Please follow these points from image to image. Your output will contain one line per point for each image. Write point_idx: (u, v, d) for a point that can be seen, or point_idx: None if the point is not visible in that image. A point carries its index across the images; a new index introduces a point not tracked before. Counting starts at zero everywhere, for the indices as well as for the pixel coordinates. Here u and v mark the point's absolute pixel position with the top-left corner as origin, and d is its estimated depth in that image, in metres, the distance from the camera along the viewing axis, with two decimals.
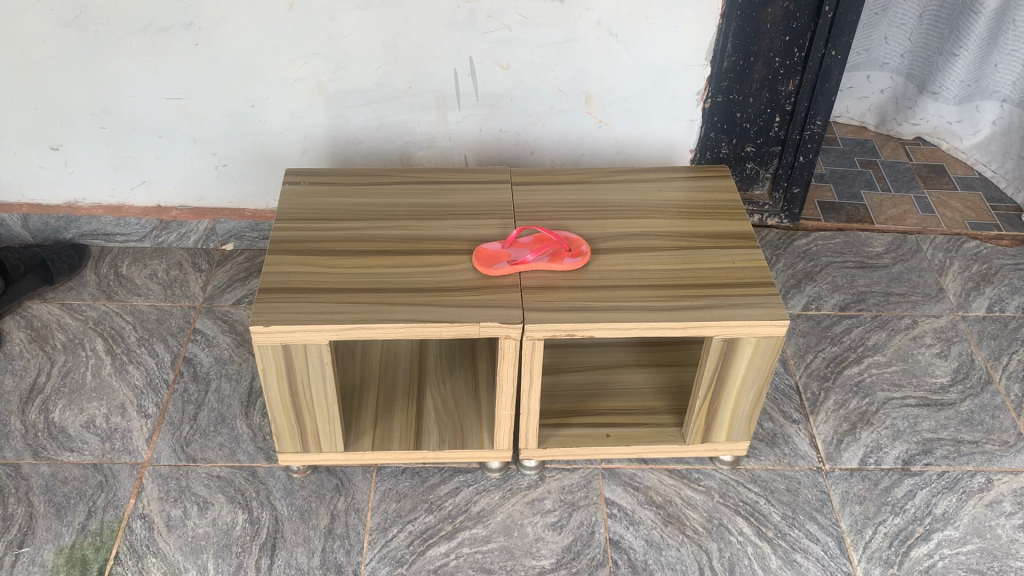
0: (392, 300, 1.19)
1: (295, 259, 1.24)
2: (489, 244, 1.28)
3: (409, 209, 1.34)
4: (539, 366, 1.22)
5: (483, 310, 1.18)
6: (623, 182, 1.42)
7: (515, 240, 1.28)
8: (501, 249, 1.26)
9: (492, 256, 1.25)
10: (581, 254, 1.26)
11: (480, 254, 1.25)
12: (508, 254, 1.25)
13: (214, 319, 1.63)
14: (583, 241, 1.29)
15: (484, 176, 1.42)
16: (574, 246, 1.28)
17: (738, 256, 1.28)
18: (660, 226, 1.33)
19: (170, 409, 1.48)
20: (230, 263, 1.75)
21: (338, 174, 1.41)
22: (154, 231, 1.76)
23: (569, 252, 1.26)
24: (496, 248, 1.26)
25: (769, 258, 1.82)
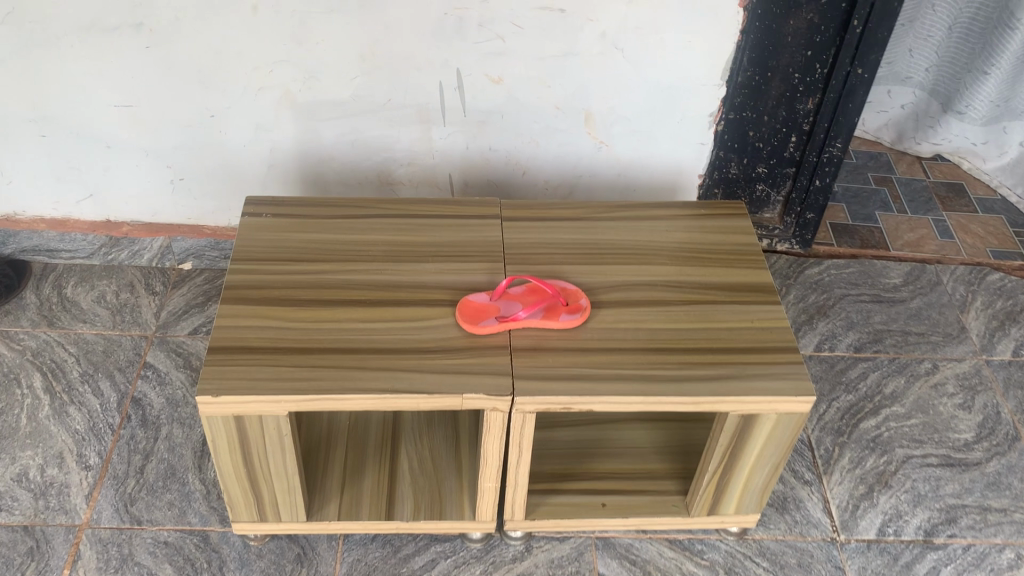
0: (362, 365, 1.03)
1: (252, 311, 1.08)
2: (475, 293, 1.12)
3: (384, 248, 1.18)
4: (530, 439, 1.07)
5: (466, 378, 1.03)
6: (626, 218, 1.26)
7: (505, 290, 1.12)
8: (488, 301, 1.11)
9: (477, 310, 1.10)
10: (580, 309, 1.11)
11: (464, 306, 1.10)
12: (496, 308, 1.10)
13: (167, 352, 1.47)
14: (582, 293, 1.14)
15: (470, 209, 1.26)
16: (572, 298, 1.12)
17: (756, 314, 1.13)
18: (668, 275, 1.18)
19: (115, 460, 1.32)
20: (188, 285, 1.58)
21: (304, 203, 1.25)
22: (103, 246, 1.58)
23: (566, 307, 1.11)
24: (483, 299, 1.11)
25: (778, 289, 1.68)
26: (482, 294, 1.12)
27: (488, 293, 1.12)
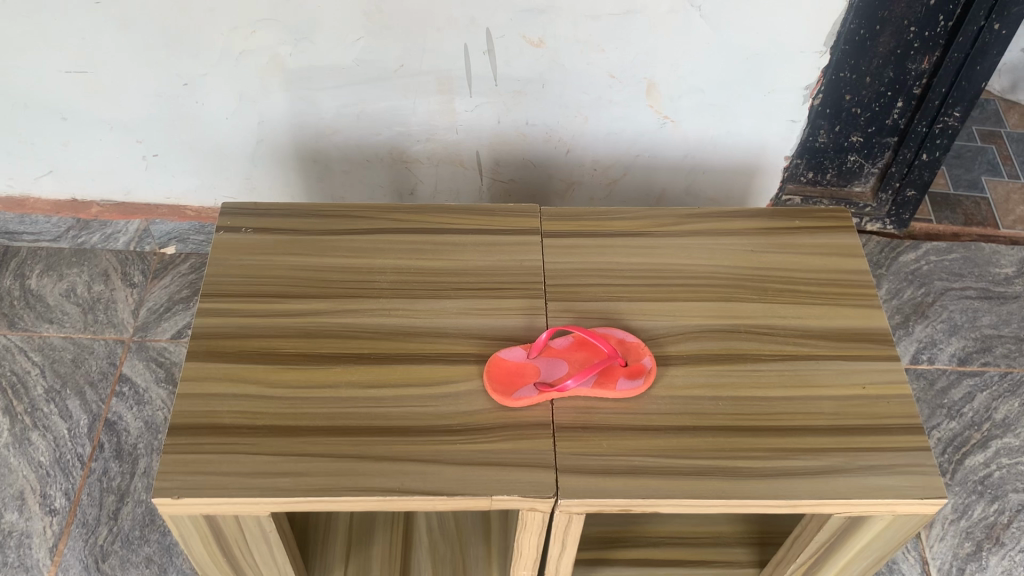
0: (364, 454, 0.81)
1: (225, 373, 0.86)
2: (506, 346, 0.88)
3: (394, 279, 0.94)
4: (576, 536, 0.85)
5: (496, 473, 0.80)
6: (700, 232, 1.00)
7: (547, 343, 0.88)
8: (523, 360, 0.87)
9: (509, 373, 0.86)
10: (643, 373, 0.86)
11: (492, 366, 0.86)
12: (534, 370, 0.86)
13: (146, 361, 1.26)
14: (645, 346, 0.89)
15: (502, 220, 1.00)
16: (632, 356, 0.88)
17: (868, 377, 0.88)
18: (754, 316, 0.92)
19: (83, 502, 1.13)
20: (171, 275, 1.36)
21: (295, 213, 1.00)
22: (71, 230, 1.36)
23: (624, 369, 0.87)
24: (517, 356, 0.87)
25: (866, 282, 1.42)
26: (516, 350, 0.87)
27: (524, 349, 0.88)
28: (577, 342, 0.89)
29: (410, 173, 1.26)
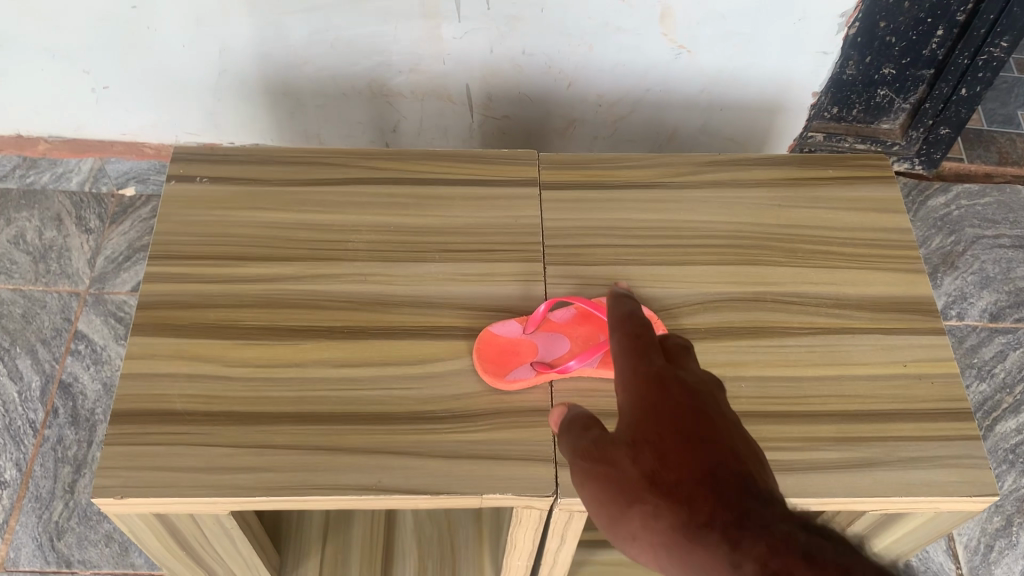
0: (336, 445, 0.70)
1: (178, 349, 0.75)
2: (500, 319, 0.77)
3: (373, 239, 0.82)
4: (577, 532, 0.76)
5: (487, 468, 0.70)
6: (720, 183, 0.88)
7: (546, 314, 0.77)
8: (519, 337, 0.76)
9: (502, 352, 0.75)
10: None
11: (483, 343, 0.75)
12: (531, 348, 0.75)
13: (104, 317, 1.15)
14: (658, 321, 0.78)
15: (496, 168, 0.88)
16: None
17: (910, 354, 0.77)
18: (781, 282, 0.81)
19: (36, 473, 1.03)
20: (131, 219, 1.24)
21: (259, 160, 0.88)
22: (18, 168, 1.25)
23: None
24: (513, 332, 0.76)
25: None
26: (511, 324, 0.77)
27: (521, 323, 0.77)
28: (581, 317, 0.78)
29: (392, 107, 1.12)
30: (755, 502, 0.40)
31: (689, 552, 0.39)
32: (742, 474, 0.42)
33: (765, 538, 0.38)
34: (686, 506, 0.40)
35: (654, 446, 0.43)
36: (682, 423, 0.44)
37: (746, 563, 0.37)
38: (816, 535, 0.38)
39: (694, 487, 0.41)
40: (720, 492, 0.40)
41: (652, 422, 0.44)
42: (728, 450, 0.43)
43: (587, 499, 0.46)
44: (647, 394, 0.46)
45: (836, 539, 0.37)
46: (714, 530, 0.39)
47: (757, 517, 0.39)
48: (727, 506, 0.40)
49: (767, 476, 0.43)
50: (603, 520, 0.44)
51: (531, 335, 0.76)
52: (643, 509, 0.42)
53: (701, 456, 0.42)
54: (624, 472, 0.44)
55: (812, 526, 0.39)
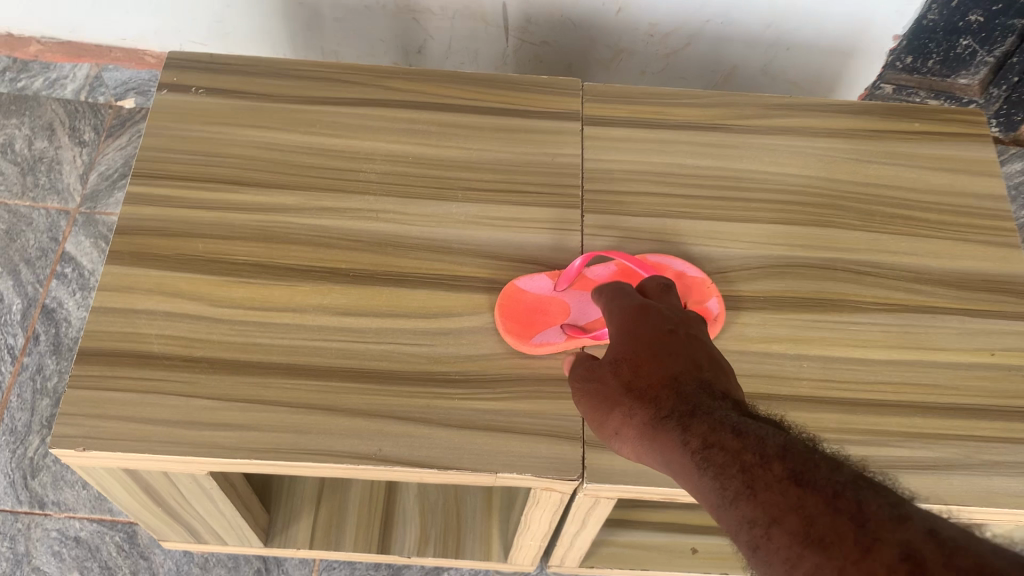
0: (331, 405, 0.61)
1: (158, 283, 0.65)
2: (530, 273, 0.67)
3: (387, 170, 0.72)
4: (603, 517, 0.66)
5: (505, 442, 0.60)
6: (789, 129, 0.76)
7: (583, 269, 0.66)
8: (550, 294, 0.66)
9: (528, 311, 0.65)
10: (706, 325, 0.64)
11: (507, 300, 0.66)
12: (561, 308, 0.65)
13: (93, 239, 1.06)
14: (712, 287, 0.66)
15: (533, 97, 0.77)
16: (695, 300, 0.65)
17: (1001, 341, 0.67)
18: (854, 249, 0.70)
19: (12, 405, 0.95)
20: (129, 134, 1.14)
21: (264, 72, 0.77)
22: (7, 71, 1.13)
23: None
24: (542, 288, 0.66)
25: None
26: (542, 279, 0.66)
27: (552, 279, 0.67)
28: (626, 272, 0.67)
29: (419, 25, 1.00)
30: (708, 397, 0.47)
31: (655, 442, 0.47)
32: (697, 361, 0.50)
33: (708, 422, 0.45)
34: (652, 403, 0.48)
35: (623, 354, 0.52)
36: (657, 337, 0.51)
37: (694, 441, 0.44)
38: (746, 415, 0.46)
39: (657, 388, 0.49)
40: (681, 391, 0.48)
41: (627, 339, 0.52)
42: (688, 357, 0.50)
43: (581, 407, 0.53)
44: (630, 315, 0.54)
45: (759, 416, 0.46)
46: (671, 419, 0.46)
47: (698, 396, 0.47)
48: (684, 401, 0.47)
49: (724, 379, 0.51)
50: (592, 419, 0.52)
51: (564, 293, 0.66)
52: (621, 410, 0.50)
53: (670, 363, 0.49)
54: (603, 377, 0.52)
55: (748, 410, 0.47)
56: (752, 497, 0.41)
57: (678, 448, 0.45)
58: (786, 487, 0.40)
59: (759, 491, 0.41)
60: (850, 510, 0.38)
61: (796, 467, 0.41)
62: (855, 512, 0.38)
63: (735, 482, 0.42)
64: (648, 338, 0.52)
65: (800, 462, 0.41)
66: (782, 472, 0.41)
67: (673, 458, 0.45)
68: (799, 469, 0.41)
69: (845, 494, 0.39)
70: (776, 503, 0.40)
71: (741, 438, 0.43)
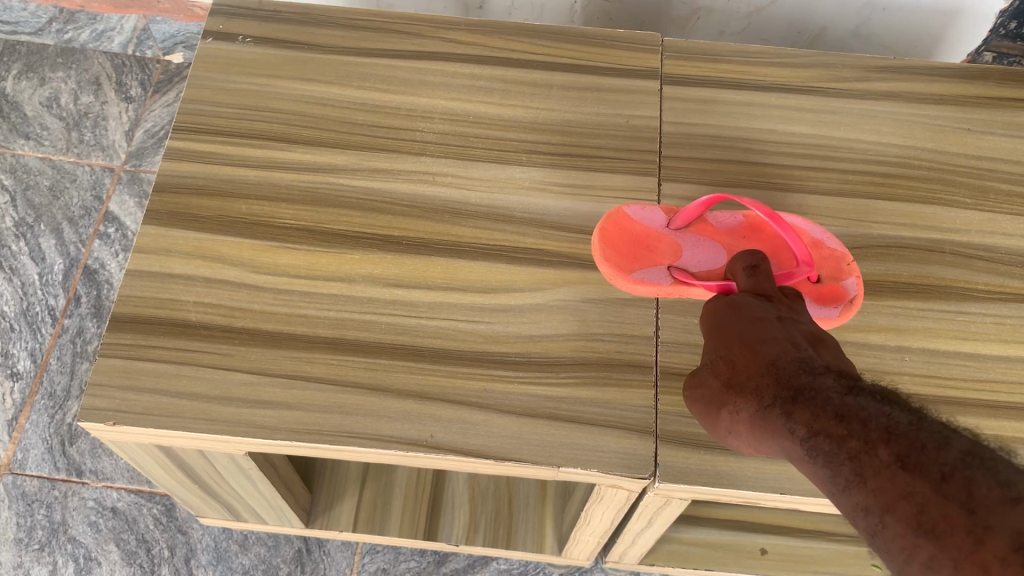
0: (380, 385, 0.56)
1: (196, 246, 0.60)
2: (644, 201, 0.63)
3: (446, 130, 0.66)
4: (673, 516, 0.61)
5: (570, 433, 0.55)
6: (892, 94, 0.69)
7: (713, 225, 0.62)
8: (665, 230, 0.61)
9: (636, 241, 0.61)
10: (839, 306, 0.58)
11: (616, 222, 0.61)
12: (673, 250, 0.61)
13: (138, 198, 1.02)
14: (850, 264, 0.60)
15: (606, 53, 0.70)
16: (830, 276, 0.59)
17: None
18: (966, 230, 0.63)
19: (51, 367, 0.91)
20: (176, 89, 1.10)
21: (315, 21, 0.71)
22: (54, 21, 1.08)
23: (813, 289, 0.58)
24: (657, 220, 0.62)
25: None
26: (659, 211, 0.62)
27: (669, 217, 0.62)
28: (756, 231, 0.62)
29: None
30: (810, 376, 0.43)
31: (763, 432, 0.44)
32: (798, 340, 0.47)
33: (808, 404, 0.41)
34: (752, 393, 0.45)
35: (720, 353, 0.49)
36: (745, 328, 0.49)
37: (799, 430, 0.41)
38: (853, 389, 0.42)
39: (754, 375, 0.46)
40: (777, 374, 0.45)
41: (721, 337, 0.50)
42: (786, 338, 0.47)
43: (696, 415, 0.51)
44: (717, 309, 0.52)
45: (868, 389, 0.41)
46: (772, 405, 0.43)
47: (796, 376, 0.44)
48: (782, 383, 0.44)
49: (833, 353, 0.47)
50: (707, 424, 0.50)
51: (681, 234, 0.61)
52: (727, 409, 0.47)
53: (761, 352, 0.47)
54: (707, 382, 0.50)
55: (858, 382, 0.43)
56: (863, 486, 0.36)
57: (781, 438, 0.42)
58: (891, 471, 0.36)
59: (869, 479, 0.36)
60: (963, 494, 0.33)
61: (903, 447, 0.36)
62: (963, 497, 0.33)
63: (841, 469, 0.38)
64: (740, 329, 0.49)
65: (908, 440, 0.37)
66: (890, 456, 0.36)
67: (785, 450, 0.42)
68: (907, 449, 0.36)
69: (959, 475, 0.34)
70: (886, 491, 0.35)
71: (844, 421, 0.39)
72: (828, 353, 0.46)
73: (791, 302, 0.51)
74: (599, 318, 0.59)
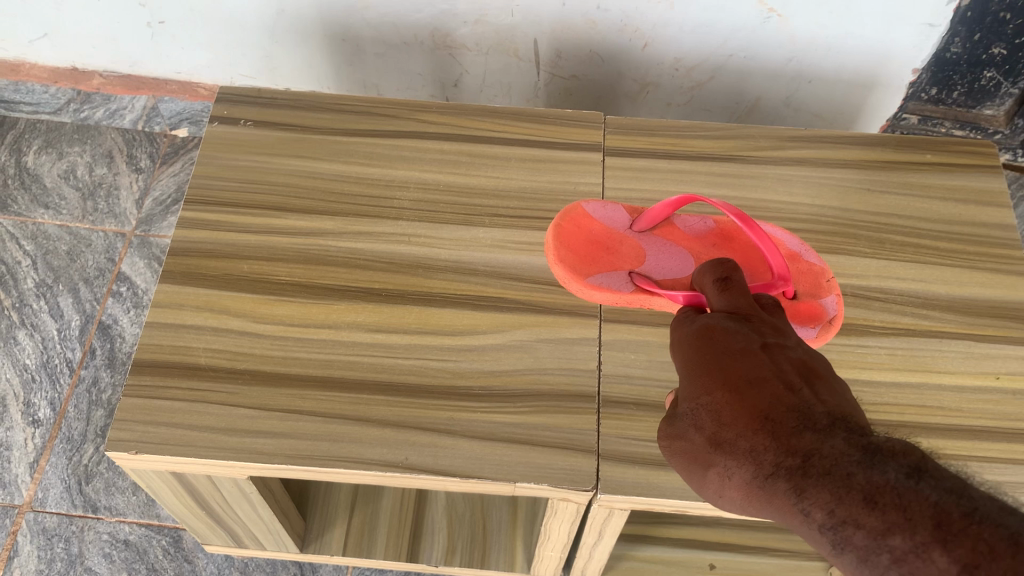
0: (363, 415, 0.65)
1: (206, 301, 0.71)
2: (603, 202, 0.76)
3: (419, 197, 0.77)
4: (619, 528, 0.70)
5: (525, 454, 0.64)
6: (803, 160, 0.80)
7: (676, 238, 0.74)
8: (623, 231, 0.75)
9: (593, 244, 0.73)
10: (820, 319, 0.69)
11: (573, 223, 0.75)
12: (631, 250, 0.73)
13: (147, 260, 1.12)
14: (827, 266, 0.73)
15: (558, 129, 0.82)
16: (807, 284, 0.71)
17: (1005, 365, 0.69)
18: (865, 275, 0.73)
19: (70, 414, 1.01)
20: (181, 161, 1.22)
21: (307, 106, 0.83)
22: (71, 102, 1.20)
23: (790, 302, 0.69)
24: (613, 222, 0.75)
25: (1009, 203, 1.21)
26: (619, 209, 0.76)
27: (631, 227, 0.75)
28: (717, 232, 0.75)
29: (455, 60, 1.06)
30: (820, 444, 0.44)
31: (772, 502, 0.44)
32: (789, 388, 0.48)
33: (828, 485, 0.42)
34: (750, 459, 0.46)
35: (704, 404, 0.49)
36: (729, 373, 0.50)
37: (825, 514, 0.41)
38: (870, 460, 0.42)
39: (749, 437, 0.46)
40: (780, 438, 0.45)
41: (704, 384, 0.50)
42: (775, 385, 0.48)
43: (677, 467, 0.52)
44: (695, 339, 0.53)
45: (887, 459, 0.42)
46: (781, 478, 0.44)
47: (800, 442, 0.44)
48: (787, 453, 0.44)
49: (823, 396, 0.48)
50: (692, 478, 0.51)
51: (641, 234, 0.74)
52: (717, 469, 0.48)
53: (750, 404, 0.47)
54: (687, 434, 0.50)
55: (871, 447, 0.43)
56: None
57: (802, 516, 0.43)
58: None
59: None
60: None
61: (964, 551, 0.36)
62: None
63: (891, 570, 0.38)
64: (723, 371, 0.50)
65: (965, 539, 0.37)
66: (948, 560, 0.36)
67: (803, 529, 0.43)
68: (963, 550, 0.36)
69: None
70: None
71: (878, 511, 0.40)
72: (821, 398, 0.48)
73: (773, 332, 0.52)
74: (550, 355, 0.69)
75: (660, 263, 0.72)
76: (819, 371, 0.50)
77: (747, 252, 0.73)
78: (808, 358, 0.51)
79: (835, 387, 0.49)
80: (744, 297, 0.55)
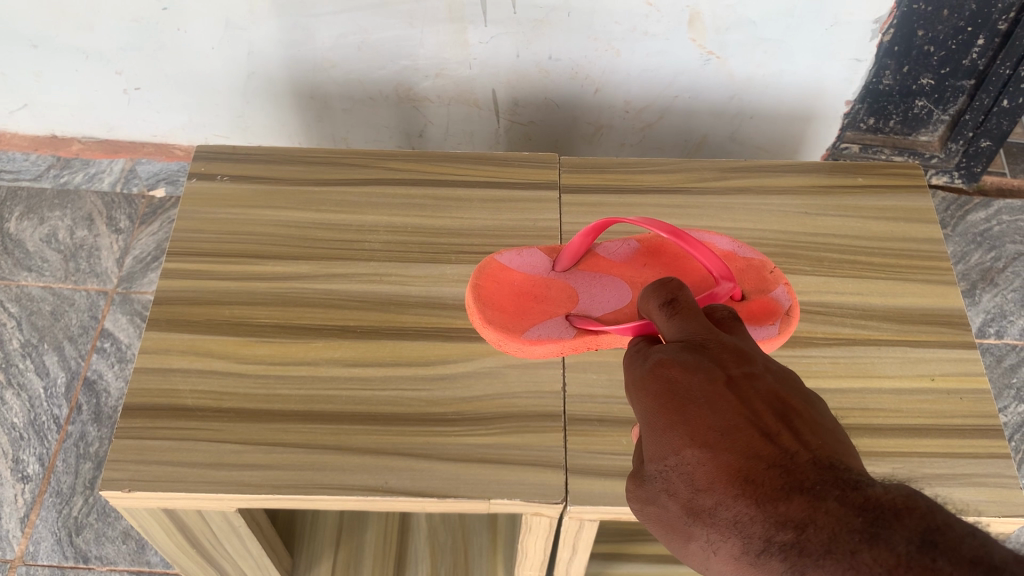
0: (342, 444, 0.69)
1: (191, 345, 0.75)
2: (517, 253, 0.81)
3: (388, 239, 0.82)
4: (591, 541, 0.73)
5: (498, 472, 0.68)
6: (743, 189, 0.86)
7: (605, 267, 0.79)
8: (548, 275, 0.79)
9: (523, 297, 0.77)
10: (772, 313, 0.74)
11: (491, 279, 0.79)
12: (560, 291, 0.77)
13: (130, 316, 1.16)
14: (760, 258, 0.79)
15: (516, 172, 0.88)
16: (747, 281, 0.76)
17: (939, 368, 0.74)
18: (807, 291, 0.79)
19: (58, 468, 1.03)
20: (160, 219, 1.26)
21: (279, 160, 0.89)
22: (52, 168, 1.28)
23: (747, 307, 0.74)
24: (536, 270, 0.79)
25: (943, 221, 1.27)
26: (534, 255, 0.81)
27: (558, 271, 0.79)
28: (641, 253, 0.80)
29: (418, 112, 1.12)
30: (812, 511, 0.40)
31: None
32: (765, 438, 0.45)
33: (830, 566, 0.38)
34: (736, 531, 0.43)
35: (677, 467, 0.47)
36: (698, 425, 0.47)
37: None
38: (870, 529, 0.38)
39: (730, 505, 0.43)
40: (764, 504, 0.42)
41: (673, 442, 0.48)
42: (749, 437, 0.45)
43: (656, 533, 0.49)
44: (649, 373, 0.52)
45: (890, 526, 0.38)
46: (775, 556, 0.40)
47: (788, 510, 0.41)
48: (777, 524, 0.41)
49: (803, 442, 0.45)
50: (674, 545, 0.48)
51: (564, 273, 0.79)
52: (700, 541, 0.45)
53: (725, 463, 0.45)
54: (662, 502, 0.47)
55: (867, 510, 0.39)
56: None
57: None
58: None
59: None
60: None
61: None
62: None
63: None
64: (690, 426, 0.47)
65: None
66: None
67: None
68: None
69: None
70: None
71: None
72: (802, 444, 0.45)
73: (736, 362, 0.50)
74: (516, 379, 0.73)
75: (592, 296, 0.77)
76: (793, 408, 0.48)
77: (680, 260, 0.79)
78: (779, 392, 0.48)
79: (812, 427, 0.47)
80: (689, 312, 0.56)
